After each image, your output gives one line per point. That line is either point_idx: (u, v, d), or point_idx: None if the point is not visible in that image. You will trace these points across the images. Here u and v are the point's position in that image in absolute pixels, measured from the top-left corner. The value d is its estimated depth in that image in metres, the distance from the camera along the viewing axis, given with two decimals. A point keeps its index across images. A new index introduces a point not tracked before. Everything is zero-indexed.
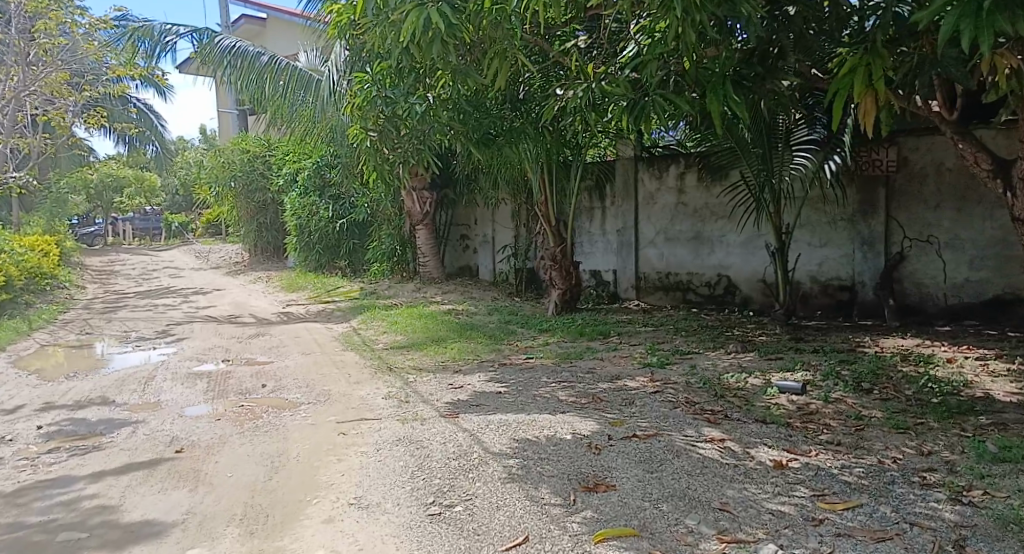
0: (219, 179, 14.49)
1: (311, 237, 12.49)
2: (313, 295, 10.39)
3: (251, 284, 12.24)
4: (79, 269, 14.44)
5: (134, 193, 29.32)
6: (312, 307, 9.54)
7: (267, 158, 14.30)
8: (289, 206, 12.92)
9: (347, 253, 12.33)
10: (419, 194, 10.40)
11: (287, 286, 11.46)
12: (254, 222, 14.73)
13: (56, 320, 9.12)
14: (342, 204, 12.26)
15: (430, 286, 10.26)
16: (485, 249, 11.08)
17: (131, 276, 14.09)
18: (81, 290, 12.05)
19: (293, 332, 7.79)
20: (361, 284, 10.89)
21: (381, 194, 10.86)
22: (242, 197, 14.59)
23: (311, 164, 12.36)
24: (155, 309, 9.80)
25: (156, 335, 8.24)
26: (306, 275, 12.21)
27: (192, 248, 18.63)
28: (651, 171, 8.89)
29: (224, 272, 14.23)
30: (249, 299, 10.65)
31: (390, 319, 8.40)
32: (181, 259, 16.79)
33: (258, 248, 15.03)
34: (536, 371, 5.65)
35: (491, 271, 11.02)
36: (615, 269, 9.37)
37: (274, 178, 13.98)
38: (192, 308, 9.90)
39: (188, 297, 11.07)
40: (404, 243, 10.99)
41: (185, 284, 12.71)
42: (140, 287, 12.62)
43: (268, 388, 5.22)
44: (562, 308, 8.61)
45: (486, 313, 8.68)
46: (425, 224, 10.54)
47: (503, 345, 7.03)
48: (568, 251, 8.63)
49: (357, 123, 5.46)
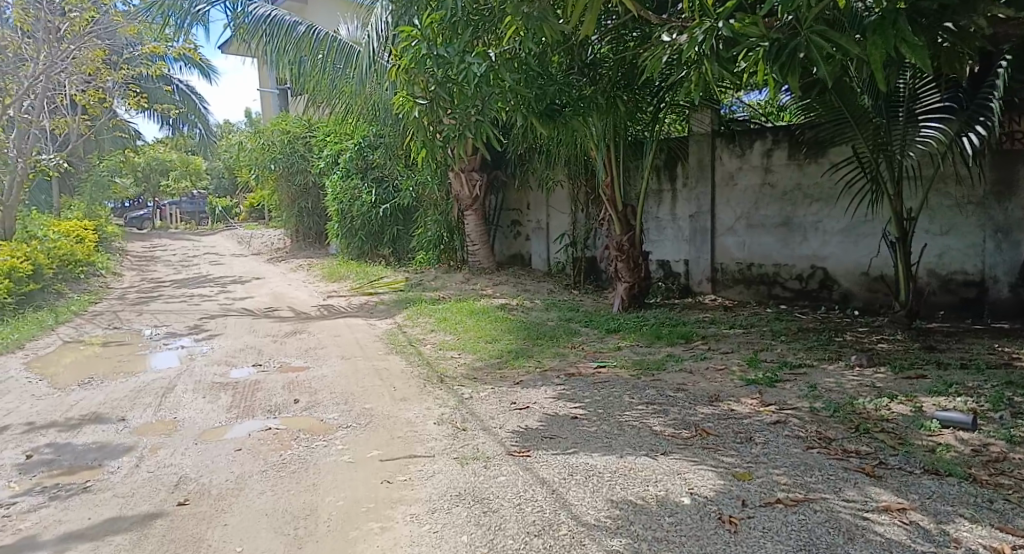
0: (259, 161, 13.84)
1: (354, 224, 11.72)
2: (355, 286, 9.63)
3: (291, 272, 11.57)
4: (119, 255, 14.00)
5: (180, 176, 29.21)
6: (354, 300, 8.78)
7: (309, 138, 13.60)
8: (330, 190, 12.20)
9: (392, 240, 11.56)
10: (468, 175, 9.50)
11: (328, 275, 10.74)
12: (295, 207, 14.09)
13: (85, 313, 8.54)
14: (386, 188, 11.47)
15: (480, 277, 9.40)
16: (538, 235, 10.16)
17: (170, 263, 13.58)
18: (117, 278, 11.55)
19: (333, 330, 7.03)
20: (405, 274, 10.10)
21: (427, 177, 10.01)
22: (283, 180, 13.94)
23: (353, 145, 11.59)
24: (189, 301, 9.18)
25: (186, 330, 7.57)
26: (348, 263, 11.48)
27: (235, 233, 18.15)
28: (731, 148, 7.84)
29: (264, 258, 13.63)
30: (287, 289, 9.96)
31: (439, 314, 7.58)
32: (223, 245, 16.29)
33: (299, 234, 14.40)
34: (614, 386, 4.75)
35: (545, 260, 10.10)
36: (688, 259, 8.39)
37: (314, 160, 13.25)
38: (228, 300, 9.25)
39: (225, 287, 10.45)
40: (452, 229, 10.13)
41: (223, 272, 12.12)
42: (178, 275, 12.06)
43: (301, 404, 4.44)
44: (630, 304, 7.64)
45: (544, 309, 7.79)
46: (475, 209, 9.64)
47: (568, 348, 6.14)
48: (637, 239, 7.61)
49: (404, 88, 4.64)
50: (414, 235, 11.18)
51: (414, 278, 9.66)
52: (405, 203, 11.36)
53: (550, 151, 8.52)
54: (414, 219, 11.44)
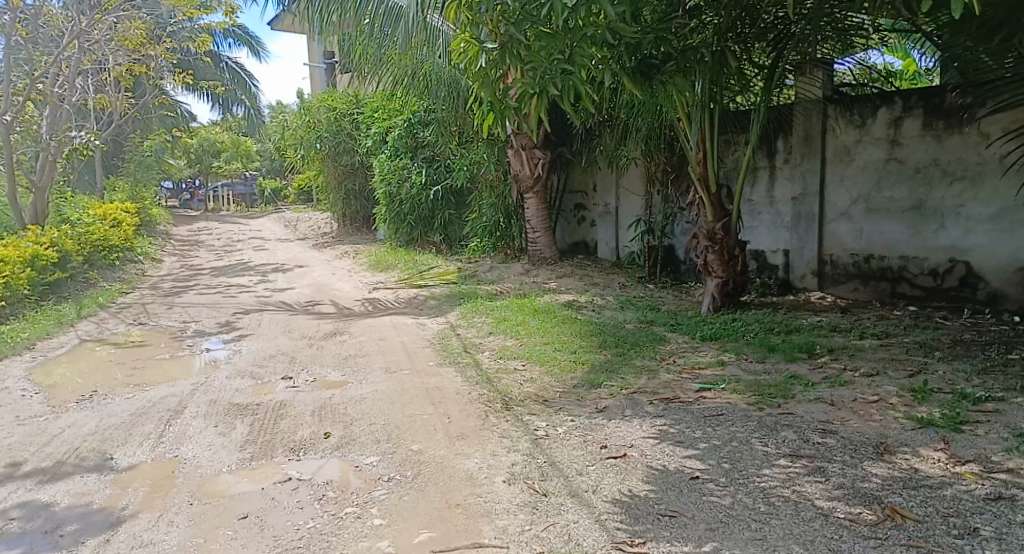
0: (306, 139, 13.00)
1: (403, 208, 10.75)
2: (403, 277, 8.70)
3: (337, 260, 10.73)
4: (161, 238, 13.37)
5: (230, 157, 28.85)
6: (403, 294, 7.86)
7: (357, 115, 12.63)
8: (377, 171, 11.27)
9: (443, 225, 10.60)
10: (529, 153, 8.24)
11: (375, 264, 9.84)
12: (342, 189, 13.25)
13: (113, 304, 7.79)
14: (438, 167, 10.51)
15: (542, 268, 8.33)
16: (606, 220, 9.02)
17: (213, 247, 12.91)
18: (156, 263, 10.86)
19: (378, 332, 6.10)
20: (458, 264, 9.11)
21: (484, 155, 8.94)
22: (330, 160, 13.09)
23: (405, 120, 10.62)
24: (225, 292, 8.37)
25: (217, 327, 6.74)
26: (395, 251, 10.55)
27: (282, 215, 17.50)
28: (848, 117, 6.69)
29: (309, 244, 12.84)
30: (331, 279, 9.10)
31: (499, 313, 6.57)
32: (269, 229, 15.60)
33: (346, 218, 13.57)
34: (733, 421, 3.68)
35: (614, 249, 8.95)
36: (788, 249, 7.26)
37: (362, 138, 12.33)
38: (268, 291, 8.43)
39: (266, 275, 9.65)
40: (510, 213, 9.05)
41: (266, 258, 11.36)
42: (219, 261, 11.36)
43: (333, 437, 3.50)
44: (721, 303, 6.42)
45: (620, 307, 6.71)
46: (536, 190, 8.41)
47: (658, 359, 5.06)
48: (732, 227, 6.38)
49: (468, 28, 3.85)
50: (468, 221, 10.15)
51: (469, 269, 8.67)
52: (459, 183, 10.37)
53: (628, 121, 7.39)
54: (467, 203, 10.45)
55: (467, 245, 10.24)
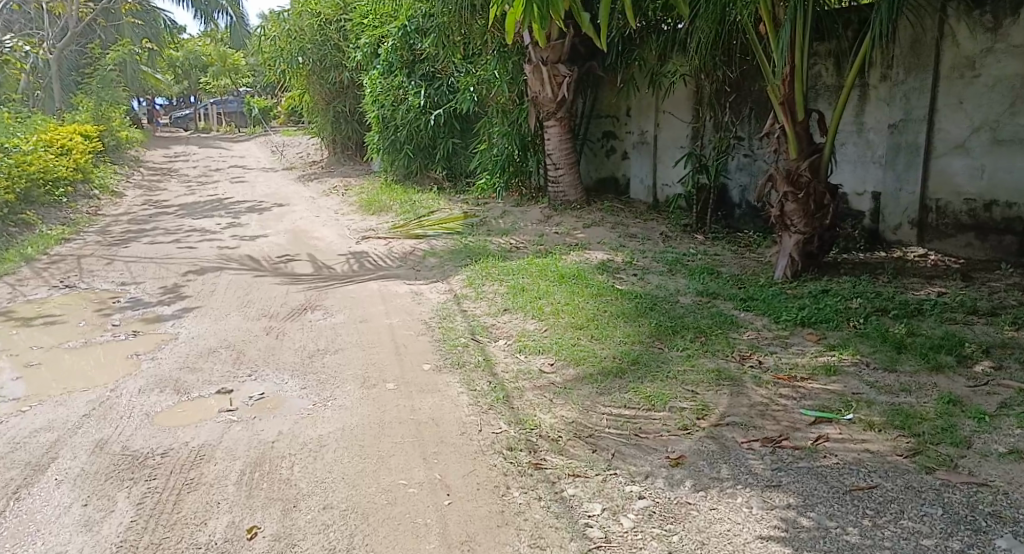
0: (288, 51, 11.30)
1: (401, 136, 9.18)
2: (397, 225, 7.27)
3: (324, 196, 9.26)
4: (127, 166, 11.82)
5: (218, 73, 26.76)
6: (396, 248, 6.47)
7: (344, 22, 10.86)
8: (368, 91, 9.65)
9: (446, 156, 9.07)
10: (551, 69, 6.60)
11: (365, 204, 8.36)
12: (330, 111, 11.61)
13: (44, 255, 6.39)
14: (440, 87, 8.90)
15: (565, 214, 6.87)
16: (643, 152, 7.49)
17: (187, 177, 11.38)
18: (115, 198, 9.39)
19: (360, 308, 4.73)
20: (463, 208, 7.64)
21: (495, 71, 7.31)
22: (315, 76, 11.40)
23: (399, 28, 8.93)
24: (184, 241, 6.96)
25: (161, 293, 5.36)
26: (390, 188, 9.07)
27: (270, 140, 15.85)
28: (975, 18, 5.09)
29: (295, 175, 11.32)
30: (313, 224, 7.67)
31: (514, 282, 5.17)
32: (254, 155, 14.02)
33: (336, 144, 12.00)
34: (898, 504, 2.31)
35: (652, 187, 7.46)
36: (880, 191, 5.78)
37: (351, 51, 10.62)
38: (236, 239, 7.03)
39: (238, 217, 8.21)
40: (527, 144, 7.52)
41: (243, 193, 9.88)
42: (190, 195, 9.88)
43: (262, 538, 2.17)
44: (802, 267, 4.97)
45: (669, 270, 5.27)
46: (558, 117, 6.83)
47: (736, 360, 3.69)
48: (821, 167, 4.86)
49: None
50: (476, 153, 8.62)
51: (477, 216, 7.21)
52: (465, 106, 8.79)
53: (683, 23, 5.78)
54: (475, 131, 8.94)
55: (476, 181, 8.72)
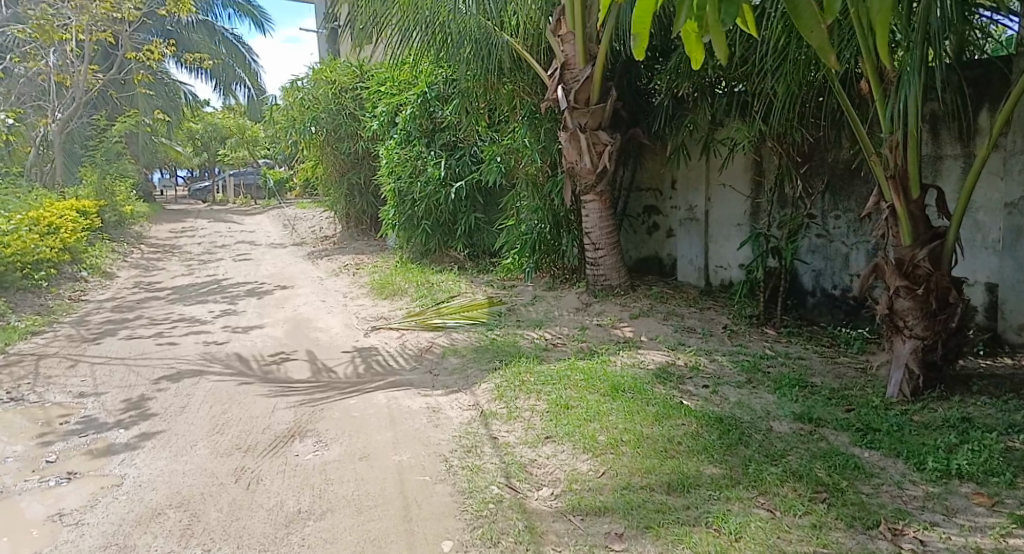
0: (299, 120, 10.66)
1: (419, 211, 8.32)
2: (411, 314, 6.28)
3: (333, 277, 8.37)
4: (128, 243, 11.06)
5: (237, 146, 26.46)
6: (410, 345, 5.48)
7: (361, 90, 10.20)
8: (383, 163, 8.86)
9: (467, 233, 8.19)
10: (590, 136, 5.72)
11: (377, 286, 7.44)
12: (344, 183, 10.87)
13: (1, 354, 5.47)
14: (463, 158, 8.09)
15: (607, 302, 5.87)
16: (692, 229, 6.55)
17: (190, 255, 10.57)
18: (105, 280, 8.55)
19: (362, 438, 3.70)
20: (486, 294, 6.66)
21: (527, 138, 6.43)
22: (328, 147, 10.70)
23: (418, 95, 8.19)
24: (167, 334, 6.02)
25: (121, 410, 4.37)
26: (406, 268, 8.15)
27: (283, 212, 15.12)
28: None
29: (305, 252, 10.46)
30: (317, 312, 6.73)
31: (555, 395, 4.11)
32: (264, 229, 13.25)
33: (350, 218, 11.22)
34: None
35: (704, 268, 6.49)
36: (996, 281, 4.74)
37: (367, 120, 9.92)
38: (227, 332, 6.09)
39: (235, 302, 7.31)
40: (560, 220, 6.57)
41: (246, 273, 9.01)
42: (188, 276, 9.03)
43: None
44: (924, 381, 3.89)
45: (750, 380, 4.19)
46: (598, 191, 5.89)
47: (887, 537, 2.57)
48: (943, 256, 3.83)
49: None
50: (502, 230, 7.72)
51: (505, 304, 6.22)
52: (489, 177, 7.94)
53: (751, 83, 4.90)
54: (500, 207, 8.14)
55: (500, 261, 7.77)
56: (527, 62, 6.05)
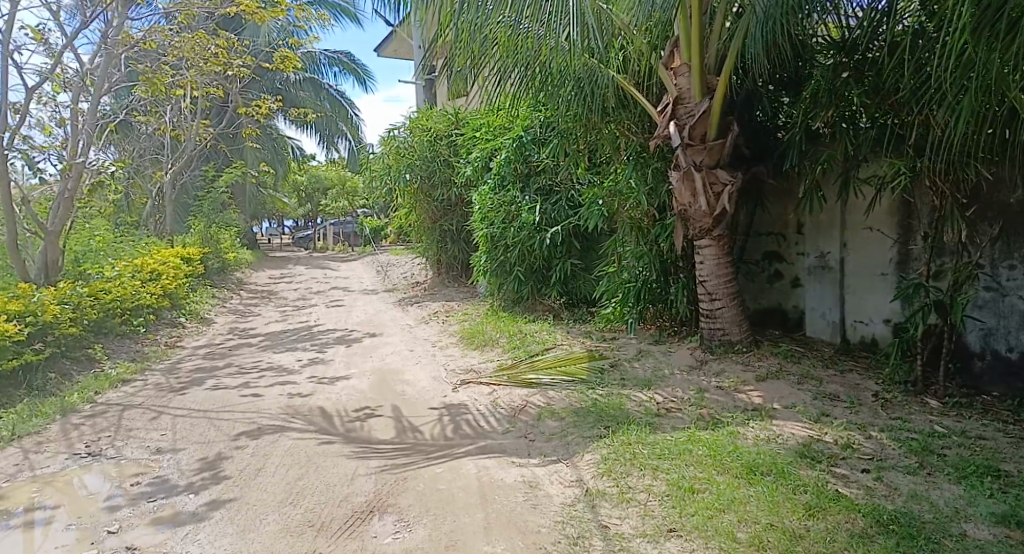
0: (394, 168, 10.49)
1: (513, 257, 7.87)
2: (503, 367, 5.76)
3: (422, 324, 8.02)
4: (227, 289, 11.17)
5: (337, 195, 27.17)
6: (503, 403, 4.94)
7: (456, 136, 9.98)
8: (476, 208, 8.50)
9: (563, 280, 7.66)
10: (708, 175, 5.09)
11: (468, 335, 7.00)
12: (437, 229, 10.63)
13: (88, 403, 5.31)
14: (560, 202, 7.63)
15: (725, 360, 5.15)
16: (824, 279, 5.91)
17: (284, 301, 10.53)
18: (201, 326, 8.52)
19: (451, 522, 3.18)
20: (584, 346, 6.06)
21: (630, 181, 5.89)
22: (422, 193, 10.52)
23: (515, 138, 7.83)
24: (251, 383, 5.76)
25: (195, 471, 4.04)
26: (498, 316, 7.68)
27: (377, 259, 15.12)
28: None
29: (396, 299, 10.21)
30: (405, 362, 6.33)
31: (676, 475, 3.47)
32: (358, 275, 13.19)
33: (441, 264, 10.96)
34: None
35: (839, 322, 5.84)
36: None
37: (462, 165, 9.66)
38: (311, 383, 5.76)
39: (323, 350, 7.04)
40: (669, 267, 5.94)
41: (337, 320, 8.79)
42: (280, 323, 8.89)
43: None
44: None
45: (925, 478, 3.44)
46: (715, 235, 5.22)
47: None
48: None
49: None
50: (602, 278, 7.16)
51: (607, 357, 5.60)
52: (588, 222, 7.42)
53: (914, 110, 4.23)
54: (598, 253, 7.58)
55: (599, 312, 7.17)
56: (634, 98, 5.55)
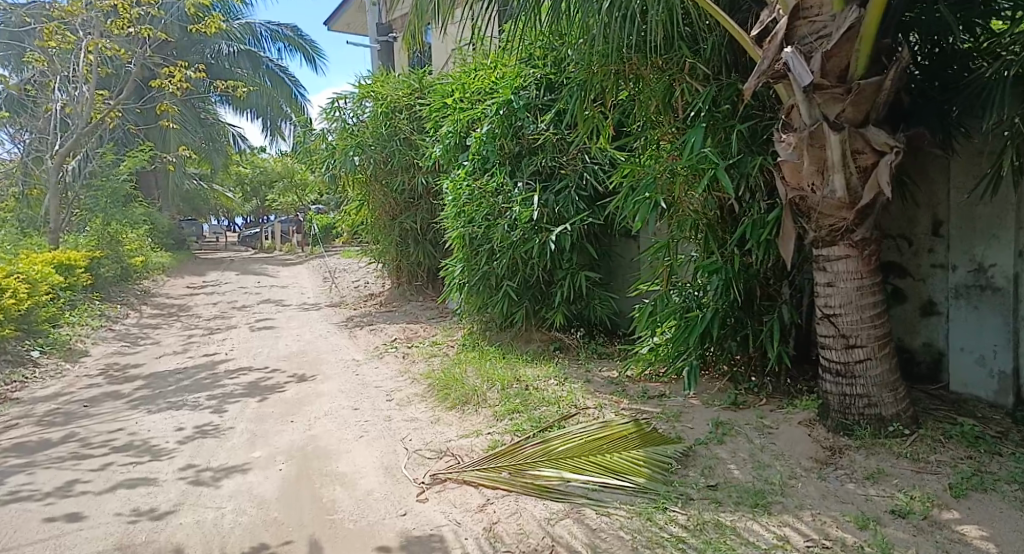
0: (337, 149, 8.16)
1: (500, 268, 5.68)
2: (495, 453, 3.54)
3: (374, 360, 5.79)
4: (125, 305, 8.77)
5: (286, 188, 24.58)
6: (506, 543, 2.78)
7: (421, 108, 7.72)
8: (447, 200, 6.27)
9: (570, 299, 5.61)
10: (848, 139, 3.01)
11: (439, 382, 4.80)
12: (395, 227, 8.38)
13: None
14: (564, 191, 5.50)
15: (878, 452, 3.06)
16: (981, 307, 3.87)
17: (197, 321, 8.18)
18: (64, 363, 6.16)
19: None
20: (620, 414, 3.86)
21: (709, 154, 3.57)
22: (376, 183, 8.25)
23: (501, 104, 5.66)
24: (81, 484, 3.48)
25: None
26: (481, 353, 5.52)
27: (325, 263, 12.79)
28: None
29: (342, 317, 7.95)
30: (341, 434, 4.11)
31: None
32: (300, 284, 10.87)
33: (402, 272, 8.76)
34: None
35: (1010, 373, 3.79)
36: None
37: (428, 147, 7.42)
38: (183, 484, 3.50)
39: (223, 407, 4.77)
40: (752, 289, 3.81)
41: (257, 351, 6.50)
42: (180, 355, 6.57)
43: None
44: None
45: None
46: (850, 239, 3.16)
47: None
48: None
49: None
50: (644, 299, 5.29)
51: (671, 441, 3.35)
52: (606, 216, 5.49)
53: None
54: (631, 265, 5.70)
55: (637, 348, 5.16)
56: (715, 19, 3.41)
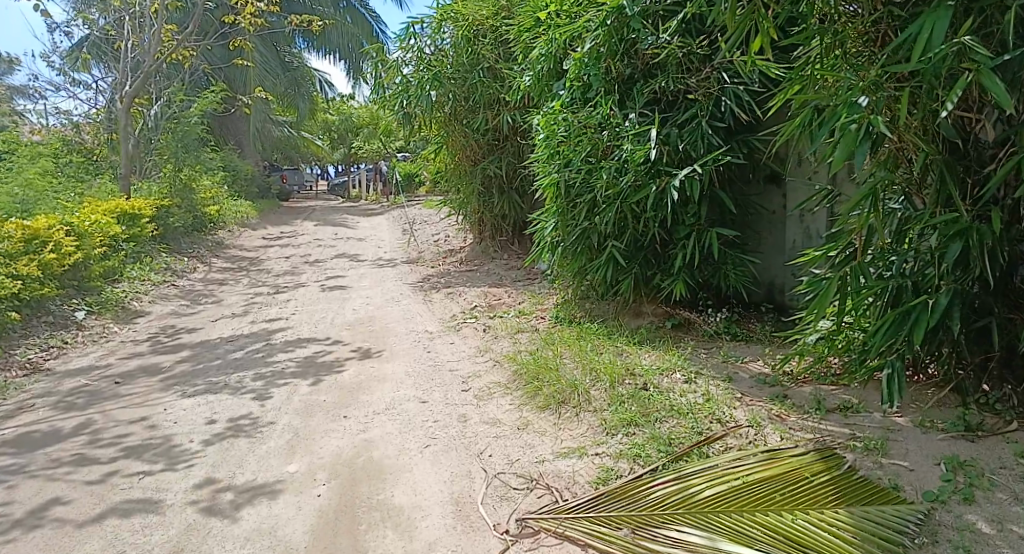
0: (410, 82, 7.11)
1: (604, 225, 4.47)
2: (609, 493, 2.50)
3: (450, 334, 4.82)
4: (193, 259, 8.15)
5: (371, 135, 23.96)
6: None
7: (508, 29, 6.52)
8: (537, 140, 5.07)
9: (697, 265, 4.42)
10: None
11: (527, 371, 3.78)
12: (477, 174, 7.33)
13: None
14: (694, 125, 4.25)
15: None
16: None
17: (264, 277, 7.46)
18: (111, 327, 5.48)
19: None
20: (786, 441, 2.70)
21: (974, 53, 2.20)
22: (455, 122, 7.17)
23: (609, 12, 4.33)
24: (65, 508, 2.66)
25: None
26: (582, 331, 4.42)
27: (406, 214, 11.98)
28: None
29: (418, 276, 7.04)
30: (402, 443, 3.16)
31: None
32: (377, 236, 10.07)
33: (484, 225, 7.76)
34: None
35: None
36: None
37: (516, 77, 6.24)
38: (192, 513, 2.63)
39: (267, 393, 3.91)
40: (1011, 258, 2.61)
41: (321, 316, 5.66)
42: (237, 319, 5.81)
43: None
44: None
45: None
46: None
47: None
48: None
49: None
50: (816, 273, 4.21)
51: (892, 498, 2.24)
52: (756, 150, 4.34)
53: None
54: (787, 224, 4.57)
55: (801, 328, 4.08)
56: None
